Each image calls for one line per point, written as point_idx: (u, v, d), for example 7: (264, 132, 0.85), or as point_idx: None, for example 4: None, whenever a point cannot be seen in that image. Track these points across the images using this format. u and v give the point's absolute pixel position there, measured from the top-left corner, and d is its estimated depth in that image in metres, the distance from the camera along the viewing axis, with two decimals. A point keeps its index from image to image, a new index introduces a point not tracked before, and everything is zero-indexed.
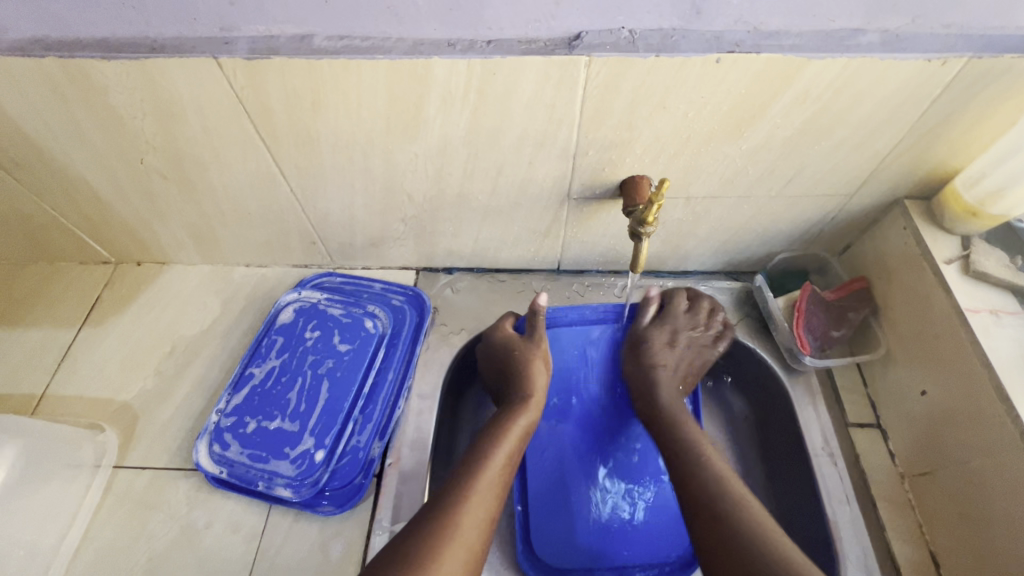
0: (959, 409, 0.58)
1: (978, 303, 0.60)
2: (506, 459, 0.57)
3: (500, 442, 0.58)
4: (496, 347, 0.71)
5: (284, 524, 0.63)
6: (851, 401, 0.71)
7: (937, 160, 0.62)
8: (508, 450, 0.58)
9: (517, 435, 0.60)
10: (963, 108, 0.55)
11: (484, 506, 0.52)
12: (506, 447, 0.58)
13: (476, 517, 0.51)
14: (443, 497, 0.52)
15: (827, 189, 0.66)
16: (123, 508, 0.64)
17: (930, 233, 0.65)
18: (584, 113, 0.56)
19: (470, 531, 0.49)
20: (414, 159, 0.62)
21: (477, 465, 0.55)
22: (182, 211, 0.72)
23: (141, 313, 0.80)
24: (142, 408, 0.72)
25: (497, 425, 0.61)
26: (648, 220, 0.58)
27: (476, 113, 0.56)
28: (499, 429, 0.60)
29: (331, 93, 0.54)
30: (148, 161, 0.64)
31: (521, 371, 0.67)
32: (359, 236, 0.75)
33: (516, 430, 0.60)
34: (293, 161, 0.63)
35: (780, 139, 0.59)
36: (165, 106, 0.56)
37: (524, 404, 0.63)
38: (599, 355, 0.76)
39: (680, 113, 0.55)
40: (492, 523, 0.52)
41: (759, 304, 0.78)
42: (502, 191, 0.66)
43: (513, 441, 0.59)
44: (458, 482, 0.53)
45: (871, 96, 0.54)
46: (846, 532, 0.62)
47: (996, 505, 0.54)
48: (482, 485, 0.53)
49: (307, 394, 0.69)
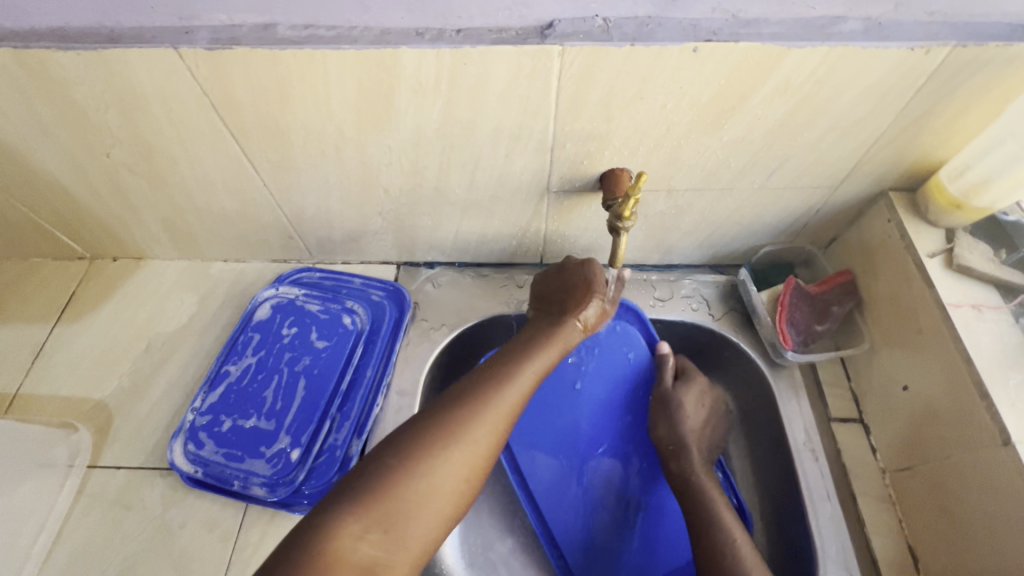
0: (940, 404, 0.58)
1: (960, 297, 0.59)
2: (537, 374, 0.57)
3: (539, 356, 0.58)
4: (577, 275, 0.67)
5: (260, 524, 0.62)
6: (834, 396, 0.70)
7: (921, 151, 0.60)
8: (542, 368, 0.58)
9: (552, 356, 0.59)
10: (947, 99, 0.54)
11: (462, 449, 0.49)
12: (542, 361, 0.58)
13: (446, 469, 0.48)
14: (473, 388, 0.53)
15: (811, 181, 0.65)
16: (97, 509, 0.63)
17: (914, 226, 0.64)
18: (560, 105, 0.54)
19: (488, 431, 0.51)
20: (388, 152, 0.60)
21: (473, 402, 0.51)
22: (154, 206, 0.70)
23: (116, 309, 0.79)
24: (117, 407, 0.71)
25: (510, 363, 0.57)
26: (625, 214, 0.57)
27: (449, 105, 0.54)
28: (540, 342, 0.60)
29: (299, 86, 0.52)
30: (115, 155, 0.62)
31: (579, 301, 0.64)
32: (337, 231, 0.74)
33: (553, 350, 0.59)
34: (264, 156, 0.61)
35: (762, 131, 0.57)
36: (129, 100, 0.55)
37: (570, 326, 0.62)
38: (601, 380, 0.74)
39: (659, 104, 0.54)
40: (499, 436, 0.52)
41: (744, 297, 0.77)
42: (480, 184, 0.65)
43: (550, 358, 0.59)
44: (492, 378, 0.54)
45: (853, 86, 0.52)
46: (827, 529, 0.61)
47: (973, 501, 0.53)
48: (511, 391, 0.54)
49: (284, 392, 0.68)
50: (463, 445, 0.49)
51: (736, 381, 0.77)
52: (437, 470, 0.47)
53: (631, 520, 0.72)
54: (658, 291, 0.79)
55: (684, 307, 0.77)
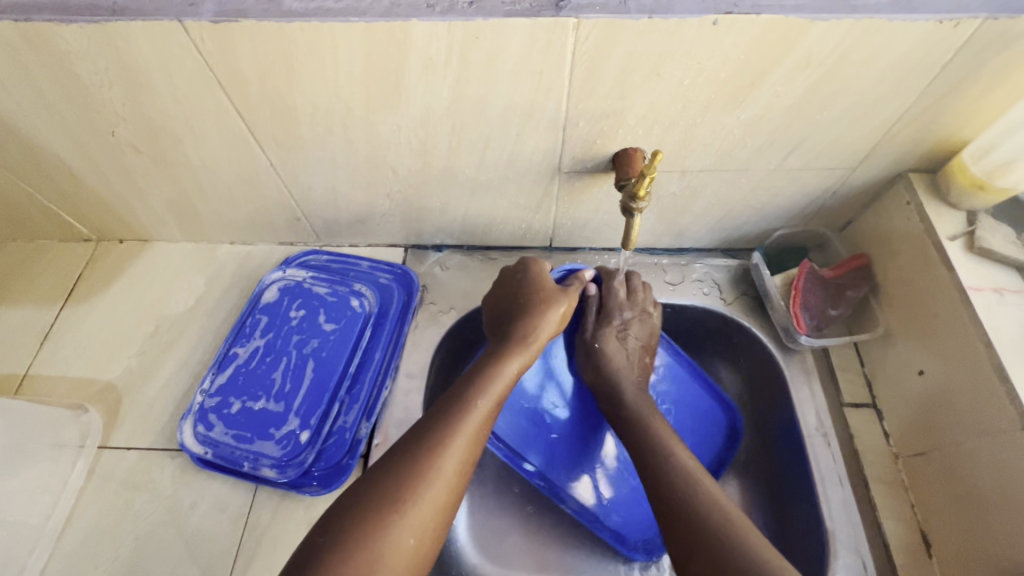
0: (957, 389, 0.57)
1: (981, 281, 0.58)
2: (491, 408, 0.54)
3: (490, 386, 0.55)
4: (522, 276, 0.66)
5: (270, 504, 0.62)
6: (847, 381, 0.70)
7: (944, 131, 0.59)
8: (497, 397, 0.55)
9: (505, 383, 0.57)
10: (975, 75, 0.52)
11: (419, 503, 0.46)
12: (495, 391, 0.55)
13: (412, 527, 0.45)
14: (423, 440, 0.49)
15: (829, 161, 0.63)
16: (108, 489, 0.64)
17: (934, 208, 0.62)
18: (574, 81, 0.53)
19: (440, 490, 0.47)
20: (397, 131, 0.59)
21: (429, 450, 0.48)
22: (160, 187, 0.69)
23: (124, 291, 0.78)
24: (126, 388, 0.71)
25: (463, 397, 0.54)
26: (640, 194, 0.56)
27: (460, 81, 0.53)
28: (490, 371, 0.57)
29: (306, 59, 0.51)
30: (120, 133, 0.61)
31: (532, 313, 0.62)
32: (345, 213, 0.73)
33: (506, 376, 0.57)
34: (270, 134, 0.60)
35: (781, 109, 0.56)
36: (131, 74, 0.53)
37: (523, 347, 0.60)
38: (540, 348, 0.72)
39: (676, 80, 0.52)
40: (461, 483, 0.50)
41: (756, 282, 0.76)
42: (490, 164, 0.63)
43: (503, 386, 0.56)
44: (440, 425, 0.50)
45: (877, 62, 0.50)
46: (838, 512, 0.61)
47: (989, 485, 0.53)
48: (463, 433, 0.51)
49: (292, 374, 0.67)
50: (410, 512, 0.45)
51: (749, 367, 0.76)
52: (386, 547, 0.43)
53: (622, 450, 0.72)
54: (668, 275, 0.78)
55: (696, 291, 0.76)
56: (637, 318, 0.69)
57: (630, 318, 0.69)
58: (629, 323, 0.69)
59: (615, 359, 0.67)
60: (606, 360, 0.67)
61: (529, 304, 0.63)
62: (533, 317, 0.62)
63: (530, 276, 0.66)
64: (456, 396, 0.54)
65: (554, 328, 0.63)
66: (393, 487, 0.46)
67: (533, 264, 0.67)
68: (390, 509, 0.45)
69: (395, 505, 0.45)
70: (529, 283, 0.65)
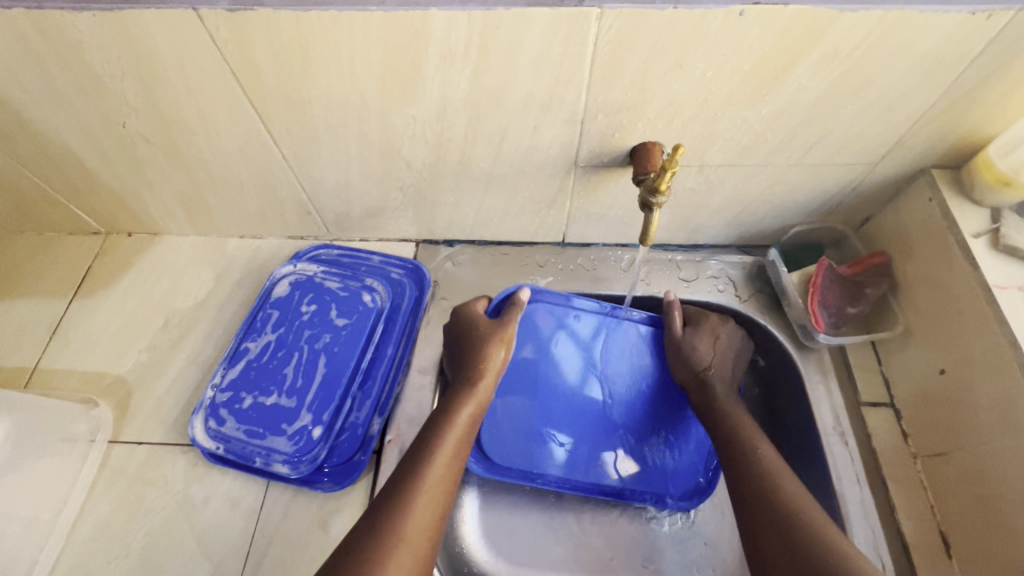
0: (981, 389, 0.56)
1: (1007, 279, 0.57)
2: (454, 448, 0.56)
3: (449, 428, 0.57)
4: (456, 323, 0.67)
5: (282, 501, 0.61)
6: (865, 380, 0.69)
7: (970, 126, 0.58)
8: (459, 438, 0.57)
9: (462, 424, 0.58)
10: (1004, 69, 0.51)
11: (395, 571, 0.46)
12: (456, 433, 0.57)
13: None
14: (396, 491, 0.51)
15: (851, 157, 0.62)
16: (119, 484, 0.63)
17: (957, 205, 0.61)
18: (594, 74, 0.52)
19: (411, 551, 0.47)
20: (412, 123, 0.58)
21: (394, 516, 0.49)
22: (171, 179, 0.69)
23: (133, 285, 0.78)
24: (136, 382, 0.70)
25: (418, 456, 0.54)
26: (660, 189, 0.55)
27: (478, 72, 0.52)
28: (445, 415, 0.58)
29: (322, 49, 0.50)
30: (131, 124, 0.60)
31: (478, 351, 0.63)
32: (356, 207, 0.72)
33: (462, 418, 0.58)
34: (284, 126, 0.59)
35: (804, 102, 0.55)
36: (144, 64, 0.53)
37: (470, 392, 0.60)
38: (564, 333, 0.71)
39: (698, 73, 0.51)
40: (433, 539, 0.50)
41: (772, 279, 0.75)
42: (506, 158, 0.63)
43: (463, 426, 0.58)
44: (396, 494, 0.50)
45: (905, 55, 0.49)
46: (857, 515, 0.60)
47: (1012, 486, 0.52)
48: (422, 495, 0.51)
49: (304, 369, 0.67)
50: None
51: (762, 364, 0.75)
52: None
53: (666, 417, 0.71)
54: (683, 271, 0.77)
55: (710, 288, 0.75)
56: (724, 328, 0.68)
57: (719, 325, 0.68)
58: (717, 329, 0.67)
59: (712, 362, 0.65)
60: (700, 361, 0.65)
61: (471, 353, 0.63)
62: (480, 355, 0.63)
63: (467, 324, 0.66)
64: (410, 459, 0.54)
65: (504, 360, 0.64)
66: (364, 561, 0.45)
67: (468, 303, 0.68)
68: (378, 558, 0.46)
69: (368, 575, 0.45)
70: (466, 332, 0.65)
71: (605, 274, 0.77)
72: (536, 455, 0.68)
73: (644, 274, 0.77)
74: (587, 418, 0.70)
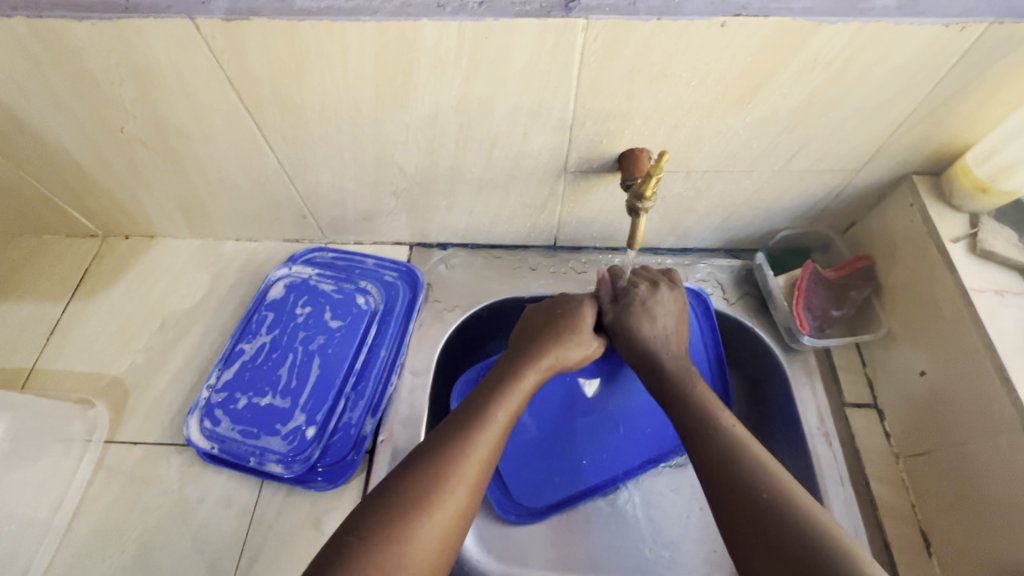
0: (959, 390, 0.57)
1: (984, 283, 0.58)
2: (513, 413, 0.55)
3: (509, 397, 0.56)
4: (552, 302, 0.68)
5: (276, 499, 0.62)
6: (849, 381, 0.70)
7: (949, 133, 0.59)
8: (512, 411, 0.55)
9: (527, 390, 0.58)
10: (979, 79, 0.52)
11: (445, 509, 0.47)
12: (513, 403, 0.56)
13: (438, 529, 0.46)
14: (442, 446, 0.50)
15: (834, 163, 0.63)
16: (115, 483, 0.64)
17: (937, 211, 0.63)
18: (581, 83, 0.53)
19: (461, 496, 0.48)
20: (405, 129, 0.59)
21: (453, 459, 0.49)
22: (168, 183, 0.70)
23: (130, 287, 0.79)
24: (133, 383, 0.71)
25: (483, 405, 0.55)
26: (646, 194, 0.56)
27: (469, 80, 0.53)
28: (515, 376, 0.58)
29: (316, 57, 0.51)
30: (129, 129, 0.61)
31: (567, 335, 0.63)
32: (351, 211, 0.73)
33: (526, 386, 0.58)
34: (278, 131, 0.60)
35: (786, 111, 0.56)
36: (143, 71, 0.54)
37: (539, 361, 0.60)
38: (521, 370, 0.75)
39: (683, 81, 0.53)
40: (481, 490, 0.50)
41: (759, 282, 0.76)
42: (497, 163, 0.64)
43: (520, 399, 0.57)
44: (458, 437, 0.51)
45: (882, 65, 0.51)
46: (840, 513, 0.61)
47: (988, 484, 0.53)
48: (482, 445, 0.51)
49: (299, 370, 0.68)
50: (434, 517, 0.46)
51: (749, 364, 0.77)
52: (410, 550, 0.44)
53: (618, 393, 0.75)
54: None
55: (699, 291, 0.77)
56: (654, 296, 0.65)
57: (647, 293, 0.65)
58: (648, 298, 0.65)
59: (653, 332, 0.63)
60: (640, 330, 0.63)
61: (561, 325, 0.64)
62: (568, 340, 0.63)
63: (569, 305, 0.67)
64: (476, 408, 0.54)
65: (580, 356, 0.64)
66: (417, 495, 0.46)
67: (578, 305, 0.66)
68: (423, 504, 0.46)
69: (421, 510, 0.46)
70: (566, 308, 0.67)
71: (595, 277, 0.78)
72: (556, 492, 0.71)
73: None
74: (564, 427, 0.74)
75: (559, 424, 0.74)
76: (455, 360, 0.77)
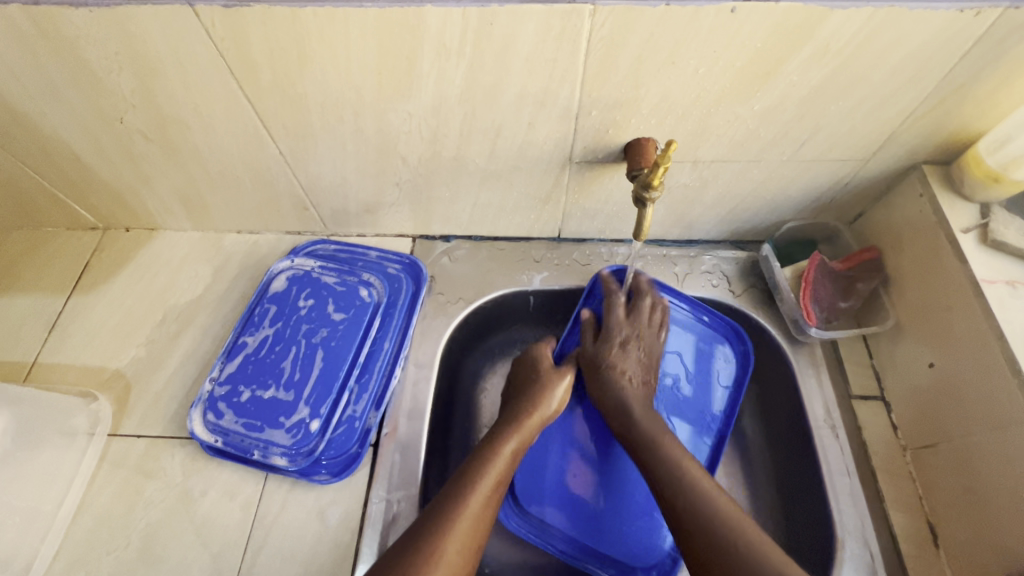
0: (968, 382, 0.57)
1: (994, 274, 0.58)
2: (494, 481, 0.56)
3: (488, 468, 0.57)
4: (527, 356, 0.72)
5: (281, 493, 0.62)
6: (855, 373, 0.70)
7: (960, 122, 0.58)
8: (496, 478, 0.56)
9: (506, 458, 0.59)
10: (994, 65, 0.51)
11: None
12: (494, 473, 0.57)
13: None
14: (424, 526, 0.51)
15: (842, 153, 0.62)
16: (119, 476, 0.64)
17: (947, 200, 0.62)
18: (588, 70, 0.52)
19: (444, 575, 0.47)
20: (408, 119, 0.58)
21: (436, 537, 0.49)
22: (168, 175, 0.69)
23: (131, 279, 0.78)
24: (135, 376, 0.71)
25: (462, 478, 0.55)
26: (653, 183, 0.55)
27: (473, 68, 0.52)
28: (491, 445, 0.59)
29: (318, 45, 0.50)
30: (128, 120, 0.60)
31: (533, 395, 0.65)
32: (353, 202, 0.73)
33: (505, 452, 0.59)
34: (279, 121, 0.60)
35: (796, 99, 0.55)
36: (141, 60, 0.53)
37: (516, 428, 0.62)
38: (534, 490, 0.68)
39: (691, 69, 0.52)
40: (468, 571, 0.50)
41: (765, 274, 0.76)
42: (501, 154, 0.63)
43: (501, 466, 0.58)
44: (440, 514, 0.51)
45: (895, 52, 0.50)
46: (845, 504, 0.61)
47: (997, 476, 0.53)
48: (462, 520, 0.51)
49: (302, 363, 0.67)
50: None
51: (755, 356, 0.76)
52: None
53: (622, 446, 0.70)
54: (678, 266, 0.78)
55: (705, 283, 0.77)
56: (638, 339, 0.67)
57: (633, 337, 0.67)
58: (630, 339, 0.67)
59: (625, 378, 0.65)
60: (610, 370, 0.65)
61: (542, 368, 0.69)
62: (547, 396, 0.65)
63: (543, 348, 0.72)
64: (455, 482, 0.55)
65: (555, 411, 0.65)
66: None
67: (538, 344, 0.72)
68: None
69: None
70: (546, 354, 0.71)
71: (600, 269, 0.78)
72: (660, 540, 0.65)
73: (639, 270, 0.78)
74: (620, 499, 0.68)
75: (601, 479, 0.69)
76: (458, 357, 0.77)
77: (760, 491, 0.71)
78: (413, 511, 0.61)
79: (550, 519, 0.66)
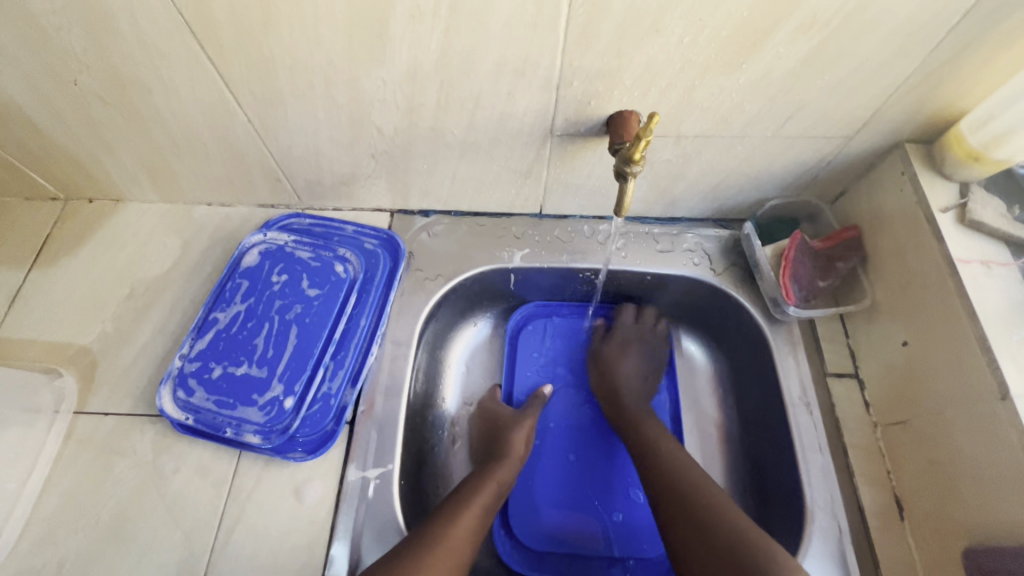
0: (940, 359, 0.58)
1: (971, 253, 0.58)
2: (486, 502, 0.60)
3: (480, 491, 0.60)
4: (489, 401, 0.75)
5: (255, 470, 0.61)
6: (831, 351, 0.70)
7: (944, 100, 0.58)
8: (487, 498, 0.60)
9: (497, 483, 0.63)
10: (980, 40, 0.51)
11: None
12: (484, 496, 0.60)
13: None
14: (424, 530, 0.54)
15: (826, 129, 0.62)
16: (86, 454, 0.62)
17: (928, 179, 0.62)
18: (568, 36, 0.50)
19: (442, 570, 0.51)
20: (382, 87, 0.56)
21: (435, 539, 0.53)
22: (130, 142, 0.66)
23: (96, 252, 0.75)
24: (102, 352, 0.68)
25: (455, 498, 0.59)
26: (634, 157, 0.53)
27: (449, 32, 0.50)
28: (483, 474, 0.63)
29: (284, 6, 0.48)
30: (84, 82, 0.57)
31: (505, 432, 0.70)
32: (327, 174, 0.70)
33: (497, 479, 0.63)
34: (247, 87, 0.57)
35: (782, 72, 0.54)
36: (94, 17, 0.49)
37: (505, 460, 0.66)
38: (533, 508, 0.71)
39: (675, 37, 0.50)
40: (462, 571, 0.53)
41: (746, 253, 0.76)
42: (480, 125, 0.61)
43: (490, 492, 0.61)
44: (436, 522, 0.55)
45: (882, 24, 0.49)
46: (816, 479, 0.63)
47: (960, 449, 0.55)
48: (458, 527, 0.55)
49: (275, 340, 0.65)
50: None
51: (734, 337, 0.77)
52: None
53: (597, 450, 0.75)
54: (659, 243, 0.77)
55: (686, 261, 0.76)
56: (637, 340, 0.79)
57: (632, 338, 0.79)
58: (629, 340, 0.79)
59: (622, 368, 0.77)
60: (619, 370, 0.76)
61: (504, 414, 0.73)
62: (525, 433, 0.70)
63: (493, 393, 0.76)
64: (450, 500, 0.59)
65: (526, 448, 0.69)
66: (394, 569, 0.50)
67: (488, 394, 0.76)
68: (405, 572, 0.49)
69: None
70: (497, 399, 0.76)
71: (582, 247, 0.77)
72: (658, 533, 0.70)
73: (621, 247, 0.77)
74: (611, 502, 0.72)
75: (589, 485, 0.73)
76: (437, 335, 0.76)
77: (737, 482, 0.73)
78: (389, 489, 0.60)
79: (541, 546, 0.69)
